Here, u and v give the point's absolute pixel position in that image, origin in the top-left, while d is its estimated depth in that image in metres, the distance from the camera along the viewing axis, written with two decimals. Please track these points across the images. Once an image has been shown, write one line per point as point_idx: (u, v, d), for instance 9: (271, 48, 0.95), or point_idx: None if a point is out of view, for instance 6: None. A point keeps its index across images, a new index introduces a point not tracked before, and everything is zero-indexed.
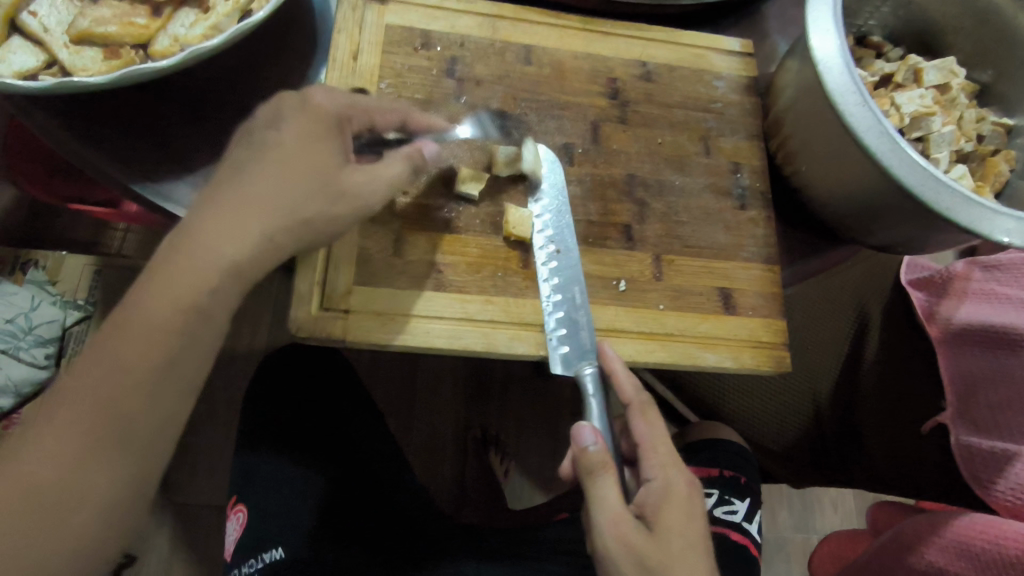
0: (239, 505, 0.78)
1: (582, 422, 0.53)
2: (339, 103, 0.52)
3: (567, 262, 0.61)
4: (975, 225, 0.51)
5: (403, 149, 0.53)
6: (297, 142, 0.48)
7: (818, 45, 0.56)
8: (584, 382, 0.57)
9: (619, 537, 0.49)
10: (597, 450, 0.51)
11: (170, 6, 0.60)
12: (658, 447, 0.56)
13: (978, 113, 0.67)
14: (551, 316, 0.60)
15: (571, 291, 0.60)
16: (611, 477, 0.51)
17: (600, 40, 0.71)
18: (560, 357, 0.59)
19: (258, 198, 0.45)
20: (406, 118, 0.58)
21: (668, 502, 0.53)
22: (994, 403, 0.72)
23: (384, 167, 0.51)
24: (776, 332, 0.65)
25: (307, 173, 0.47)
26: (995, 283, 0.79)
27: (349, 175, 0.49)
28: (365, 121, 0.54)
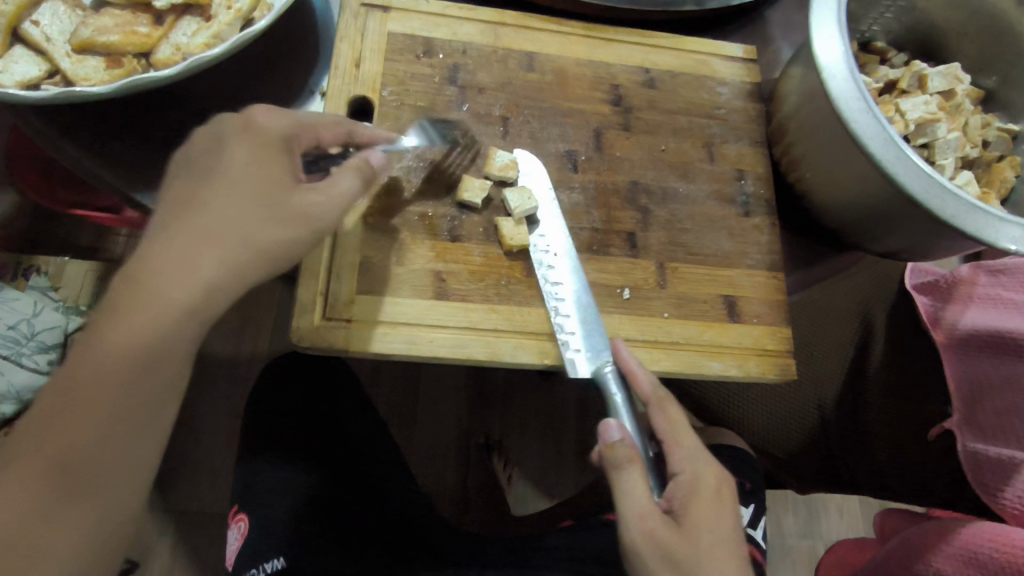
0: (240, 515, 0.78)
1: (610, 418, 0.53)
2: (284, 123, 0.50)
3: (565, 265, 0.60)
4: (980, 233, 0.51)
5: (351, 162, 0.51)
6: (252, 154, 0.47)
7: (822, 51, 0.56)
8: (606, 379, 0.56)
9: (647, 532, 0.49)
10: (623, 443, 0.51)
11: (172, 15, 0.61)
12: (683, 441, 0.56)
13: (983, 119, 0.67)
14: (556, 318, 0.59)
15: (568, 290, 0.60)
16: (638, 471, 0.51)
17: (603, 47, 0.70)
18: (574, 361, 0.58)
19: (223, 208, 0.45)
20: (352, 132, 0.55)
21: (697, 496, 0.52)
22: (1002, 409, 0.71)
23: (336, 183, 0.49)
24: (782, 339, 0.64)
25: (268, 183, 0.47)
26: (1001, 288, 0.77)
27: (302, 196, 0.48)
28: (312, 139, 0.52)
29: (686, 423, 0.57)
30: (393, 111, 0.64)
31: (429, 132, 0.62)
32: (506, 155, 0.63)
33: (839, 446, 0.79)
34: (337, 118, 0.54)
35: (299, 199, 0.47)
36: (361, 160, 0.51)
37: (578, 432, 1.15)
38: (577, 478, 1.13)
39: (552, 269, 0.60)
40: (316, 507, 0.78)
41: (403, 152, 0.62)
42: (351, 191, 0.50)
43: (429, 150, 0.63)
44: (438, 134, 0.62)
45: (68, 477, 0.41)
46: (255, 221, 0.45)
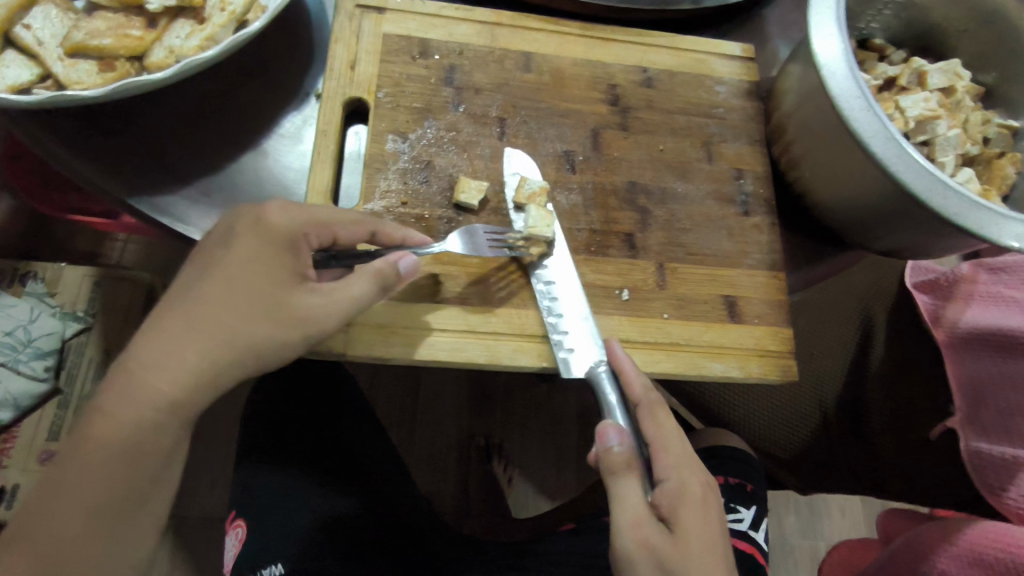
0: (238, 521, 0.78)
1: (609, 421, 0.52)
2: (295, 219, 0.49)
3: (559, 264, 0.60)
4: (983, 230, 0.50)
5: (374, 266, 0.50)
6: (251, 250, 0.47)
7: (821, 49, 0.55)
8: (600, 380, 0.56)
9: (640, 541, 0.49)
10: (621, 450, 0.51)
11: (166, 17, 0.60)
12: (672, 445, 0.55)
13: (984, 115, 0.66)
14: (551, 322, 0.58)
15: (566, 293, 0.59)
16: (631, 479, 0.51)
17: (601, 47, 0.70)
18: (566, 361, 0.57)
19: (215, 307, 0.46)
20: (373, 231, 0.54)
21: (685, 503, 0.52)
22: (1005, 408, 0.71)
23: (347, 287, 0.49)
24: (783, 339, 0.64)
25: (264, 279, 0.47)
26: (1003, 286, 0.77)
27: (307, 296, 0.48)
28: (325, 236, 0.51)
29: (675, 429, 0.55)
30: (389, 112, 0.63)
31: (476, 237, 0.57)
32: (536, 181, 0.61)
33: (842, 445, 0.79)
34: (359, 216, 0.53)
35: (297, 298, 0.48)
36: (383, 264, 0.50)
37: (579, 433, 1.14)
38: (579, 479, 1.12)
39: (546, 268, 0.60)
40: (315, 513, 0.77)
41: (400, 154, 0.62)
42: (362, 298, 0.50)
43: (424, 151, 0.62)
44: (487, 242, 0.57)
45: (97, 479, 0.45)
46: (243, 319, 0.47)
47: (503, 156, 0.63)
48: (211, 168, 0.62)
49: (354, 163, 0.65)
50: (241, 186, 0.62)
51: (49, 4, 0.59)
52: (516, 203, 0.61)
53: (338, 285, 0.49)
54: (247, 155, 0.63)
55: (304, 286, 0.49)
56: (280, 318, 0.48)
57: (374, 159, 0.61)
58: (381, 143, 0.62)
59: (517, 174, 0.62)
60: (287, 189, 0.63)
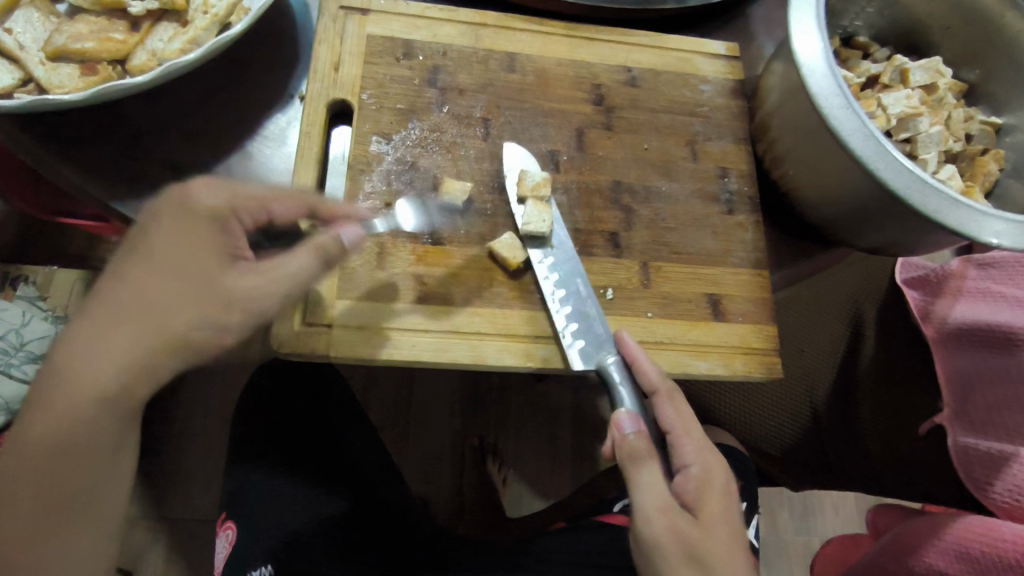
0: (228, 522, 0.78)
1: (621, 411, 0.55)
2: (223, 196, 0.48)
3: (563, 256, 0.60)
4: (963, 227, 0.51)
5: (313, 240, 0.49)
6: (185, 236, 0.46)
7: (801, 48, 0.56)
8: (609, 370, 0.57)
9: (666, 527, 0.51)
10: (637, 437, 0.53)
11: (148, 20, 0.60)
12: (692, 432, 0.57)
13: (967, 113, 0.67)
14: (559, 314, 0.59)
15: (574, 284, 0.60)
16: (651, 466, 0.53)
17: (585, 47, 0.70)
18: (576, 353, 0.58)
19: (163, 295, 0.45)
20: (311, 206, 0.53)
21: (708, 489, 0.54)
22: (991, 403, 0.71)
23: (286, 264, 0.48)
24: (767, 336, 0.64)
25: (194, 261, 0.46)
26: (990, 281, 0.79)
27: (239, 279, 0.47)
28: (257, 212, 0.50)
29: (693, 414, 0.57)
30: (373, 113, 0.63)
31: (428, 211, 0.61)
32: (537, 172, 0.62)
33: (832, 442, 0.78)
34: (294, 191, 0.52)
35: (231, 280, 0.47)
36: (324, 238, 0.49)
37: (573, 432, 1.15)
38: (573, 478, 1.13)
39: (549, 261, 0.60)
40: (309, 515, 0.78)
41: (384, 155, 0.62)
42: (300, 273, 0.48)
43: (408, 153, 0.63)
44: (439, 213, 0.61)
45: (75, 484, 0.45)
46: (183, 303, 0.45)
47: (505, 150, 0.63)
48: (194, 172, 0.62)
49: (339, 165, 0.64)
50: None
51: (30, 7, 0.59)
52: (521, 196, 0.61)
53: (274, 264, 0.48)
54: (232, 157, 0.64)
55: (240, 268, 0.48)
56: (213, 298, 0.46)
57: (358, 161, 0.61)
58: (365, 144, 0.62)
59: (517, 168, 0.62)
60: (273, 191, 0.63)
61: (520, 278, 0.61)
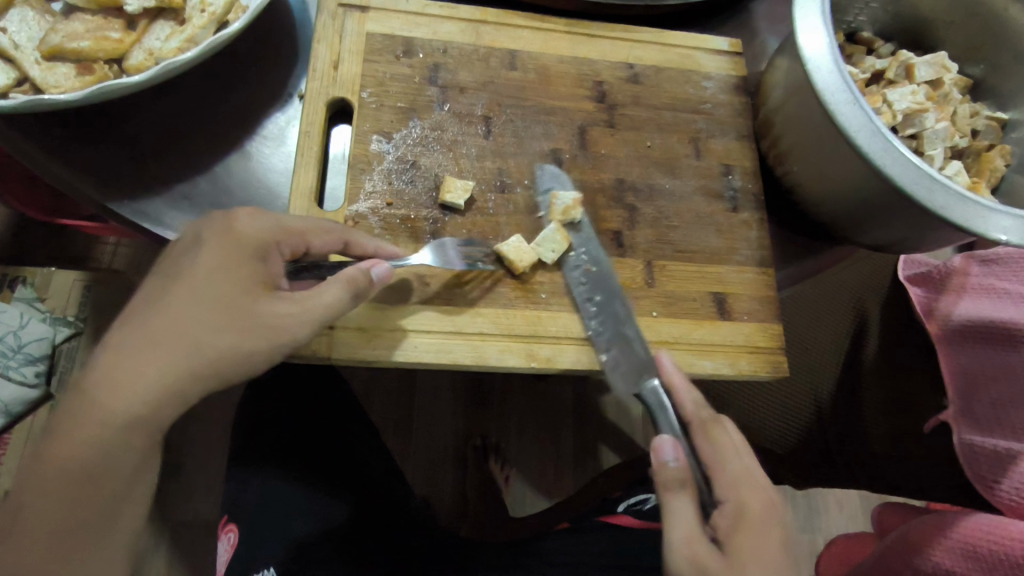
0: (229, 525, 0.78)
1: (662, 436, 0.53)
2: (251, 220, 0.48)
3: (603, 279, 0.60)
4: (970, 223, 0.50)
5: (345, 273, 0.50)
6: (220, 259, 0.46)
7: (806, 43, 0.55)
8: (655, 393, 0.57)
9: (691, 559, 0.49)
10: (677, 466, 0.51)
11: (145, 19, 0.59)
12: (733, 464, 0.54)
13: (972, 108, 0.66)
14: (596, 337, 0.59)
15: (612, 306, 0.60)
16: (683, 496, 0.51)
17: (587, 44, 0.69)
18: (619, 377, 0.58)
19: (177, 312, 0.44)
20: (346, 241, 0.54)
21: (744, 527, 0.51)
22: (997, 400, 0.71)
23: (319, 295, 0.48)
24: (773, 336, 0.64)
25: (221, 281, 0.45)
26: (994, 278, 0.78)
27: (270, 305, 0.46)
28: (298, 244, 0.51)
29: (738, 448, 0.54)
30: (373, 112, 0.62)
31: (447, 251, 0.57)
32: (567, 194, 0.61)
33: (838, 440, 0.78)
34: (334, 226, 0.54)
35: (250, 299, 0.46)
36: (355, 272, 0.50)
37: (575, 431, 1.15)
38: (576, 478, 1.13)
39: (588, 284, 0.60)
40: (313, 519, 0.77)
41: (385, 154, 0.61)
42: (334, 304, 0.48)
43: (410, 151, 0.62)
44: (459, 256, 0.58)
45: (72, 493, 0.44)
46: (209, 326, 0.44)
47: (537, 171, 0.64)
48: (194, 172, 0.62)
49: (339, 164, 0.64)
50: (228, 188, 0.62)
51: (25, 6, 0.58)
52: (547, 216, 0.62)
53: (310, 294, 0.48)
54: (232, 157, 0.63)
55: (276, 295, 0.47)
56: (239, 322, 0.45)
57: (358, 160, 0.60)
58: (365, 143, 0.61)
59: (548, 191, 0.63)
60: (273, 192, 0.62)
61: (523, 277, 0.60)
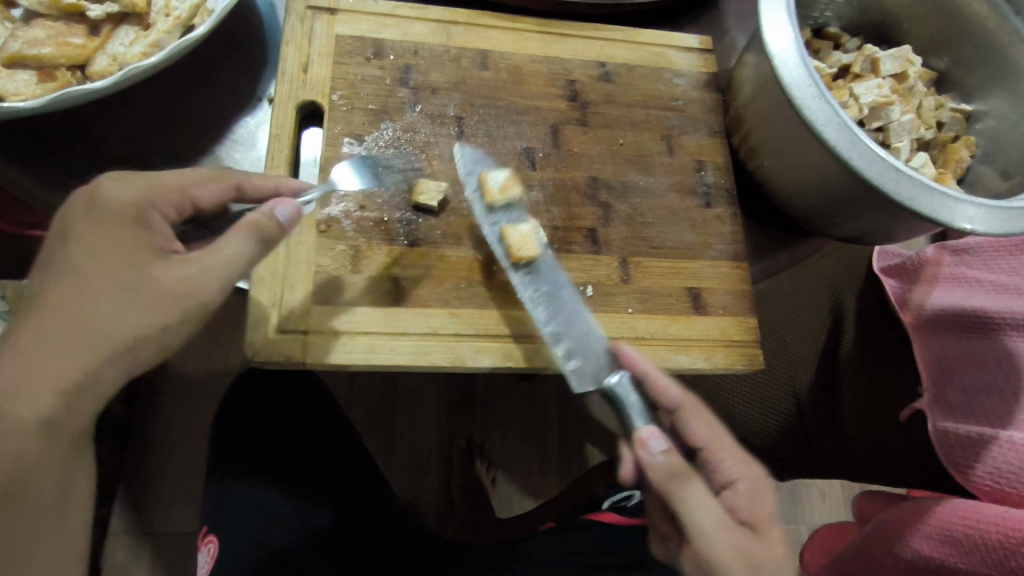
0: (211, 536, 0.77)
1: (643, 429, 0.51)
2: (135, 190, 0.45)
3: (546, 266, 0.59)
4: (937, 215, 0.51)
5: (246, 218, 0.46)
6: (104, 238, 0.44)
7: (773, 38, 0.56)
8: (615, 391, 0.54)
9: (732, 542, 0.50)
10: (666, 458, 0.50)
11: (109, 25, 0.59)
12: (722, 445, 0.58)
13: (937, 100, 0.67)
14: (550, 329, 0.56)
15: (561, 295, 0.58)
16: (697, 482, 0.51)
17: (558, 43, 0.70)
18: (577, 372, 0.56)
19: (97, 305, 0.43)
20: (239, 184, 0.51)
21: (755, 497, 0.56)
22: (969, 386, 0.72)
23: (218, 249, 0.45)
24: (749, 329, 0.64)
25: (125, 267, 0.44)
26: (965, 267, 0.81)
27: (168, 270, 0.44)
28: (181, 201, 0.47)
29: (720, 426, 0.59)
30: (344, 114, 0.62)
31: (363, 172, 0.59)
32: (498, 173, 0.60)
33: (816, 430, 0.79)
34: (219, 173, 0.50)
35: (160, 273, 0.44)
36: (257, 214, 0.47)
37: (561, 430, 1.15)
38: (561, 477, 1.13)
39: (534, 272, 0.58)
40: (293, 524, 0.76)
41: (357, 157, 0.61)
42: (240, 255, 0.45)
43: (382, 153, 0.62)
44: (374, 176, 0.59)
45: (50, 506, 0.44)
46: (118, 307, 0.43)
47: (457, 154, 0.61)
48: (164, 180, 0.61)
49: (310, 168, 0.63)
50: None
51: None
52: (490, 204, 0.59)
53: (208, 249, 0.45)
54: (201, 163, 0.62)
55: (171, 259, 0.45)
56: (153, 301, 0.44)
57: (330, 164, 0.60)
58: (336, 146, 0.61)
59: (475, 172, 0.61)
60: None
61: (497, 276, 0.60)
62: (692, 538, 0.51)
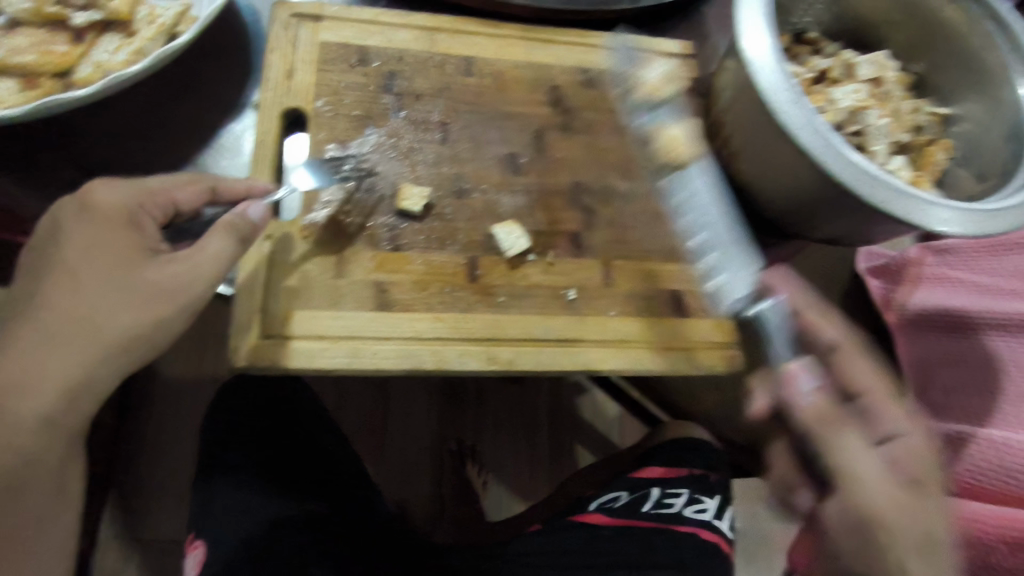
0: (197, 542, 0.76)
1: (793, 366, 0.53)
2: (127, 195, 0.50)
3: (708, 185, 0.63)
4: (910, 217, 0.53)
5: (222, 221, 0.50)
6: (88, 237, 0.48)
7: (749, 45, 0.57)
8: (766, 328, 0.56)
9: (883, 496, 0.49)
10: (816, 397, 0.52)
11: (92, 32, 0.59)
12: (880, 388, 0.58)
13: (914, 104, 0.69)
14: (702, 245, 0.63)
15: (731, 216, 0.63)
16: (854, 430, 0.51)
17: (541, 49, 0.70)
18: (722, 288, 0.61)
19: (91, 302, 0.47)
20: (213, 186, 0.55)
21: (919, 448, 0.54)
22: (949, 387, 0.75)
23: (202, 248, 0.49)
24: (730, 331, 0.65)
25: (117, 266, 0.47)
26: (946, 268, 0.80)
27: (157, 268, 0.48)
28: (164, 203, 0.52)
29: (879, 372, 0.59)
30: (329, 121, 0.62)
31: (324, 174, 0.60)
32: (659, 70, 0.66)
33: None
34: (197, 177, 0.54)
35: (151, 271, 0.48)
36: (231, 216, 0.51)
37: (551, 431, 1.16)
38: (551, 479, 1.14)
39: (697, 191, 0.63)
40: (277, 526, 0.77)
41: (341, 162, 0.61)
42: (222, 252, 0.49)
43: (367, 159, 0.62)
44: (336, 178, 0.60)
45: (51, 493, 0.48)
46: (108, 300, 0.47)
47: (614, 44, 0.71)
48: None
49: (294, 176, 0.61)
50: None
51: None
52: (649, 98, 0.65)
53: (193, 248, 0.49)
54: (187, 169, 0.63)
55: (160, 259, 0.49)
56: (144, 298, 0.47)
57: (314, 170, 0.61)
58: (321, 153, 0.61)
59: (630, 73, 0.68)
60: None
61: (481, 280, 0.61)
62: (840, 481, 0.50)
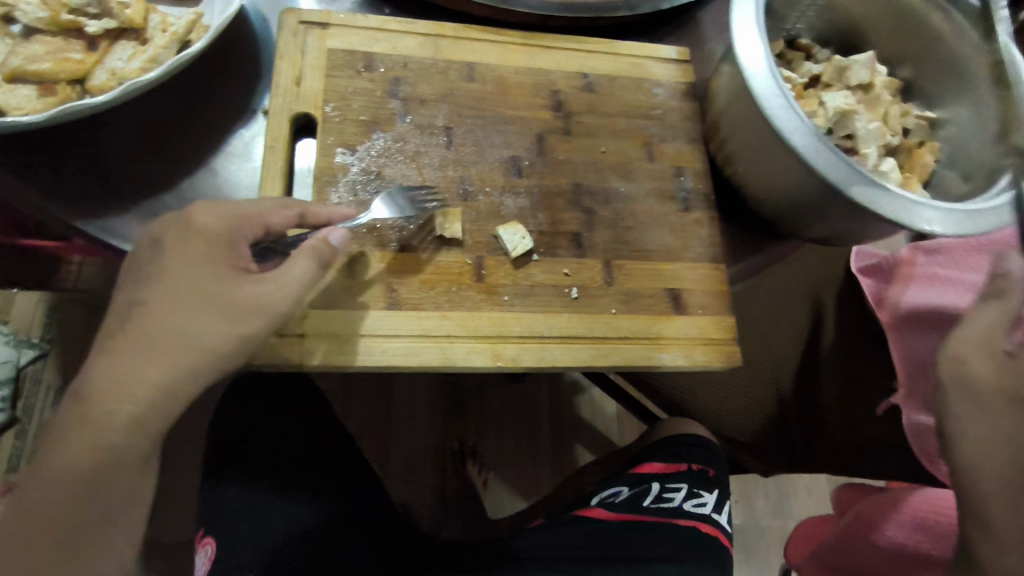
0: (206, 538, 0.74)
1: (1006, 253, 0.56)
2: (225, 220, 0.52)
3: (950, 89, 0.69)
4: (900, 217, 0.55)
5: (307, 245, 0.53)
6: (188, 256, 0.50)
7: (744, 53, 0.59)
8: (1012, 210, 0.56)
9: (960, 354, 0.55)
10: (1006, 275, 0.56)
11: (106, 41, 0.61)
12: None
13: (903, 108, 0.71)
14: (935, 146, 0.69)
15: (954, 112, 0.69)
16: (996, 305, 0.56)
17: (542, 55, 0.72)
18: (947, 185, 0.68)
19: (175, 316, 0.49)
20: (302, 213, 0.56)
21: None
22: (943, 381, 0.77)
23: (289, 270, 0.52)
24: (728, 328, 0.67)
25: (198, 281, 0.50)
26: (938, 266, 0.83)
27: (250, 287, 0.51)
28: (257, 227, 0.54)
29: None
30: (337, 125, 0.64)
31: (396, 200, 0.61)
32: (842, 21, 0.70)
33: (799, 424, 0.82)
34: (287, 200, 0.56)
35: (247, 289, 0.50)
36: (317, 241, 0.53)
37: (553, 429, 1.18)
38: (552, 476, 1.16)
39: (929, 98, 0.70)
40: (287, 518, 0.79)
41: (350, 166, 0.63)
42: (305, 275, 0.52)
43: (374, 162, 0.64)
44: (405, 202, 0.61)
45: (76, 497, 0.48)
46: (192, 315, 0.49)
47: None
48: (163, 190, 0.63)
49: (305, 178, 0.65)
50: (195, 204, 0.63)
51: None
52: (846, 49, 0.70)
53: (281, 270, 0.52)
54: (199, 172, 0.64)
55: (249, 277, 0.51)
56: (231, 312, 0.50)
57: (324, 174, 0.62)
58: (330, 156, 0.63)
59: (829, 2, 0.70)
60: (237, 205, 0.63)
61: (486, 279, 0.62)
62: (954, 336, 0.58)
